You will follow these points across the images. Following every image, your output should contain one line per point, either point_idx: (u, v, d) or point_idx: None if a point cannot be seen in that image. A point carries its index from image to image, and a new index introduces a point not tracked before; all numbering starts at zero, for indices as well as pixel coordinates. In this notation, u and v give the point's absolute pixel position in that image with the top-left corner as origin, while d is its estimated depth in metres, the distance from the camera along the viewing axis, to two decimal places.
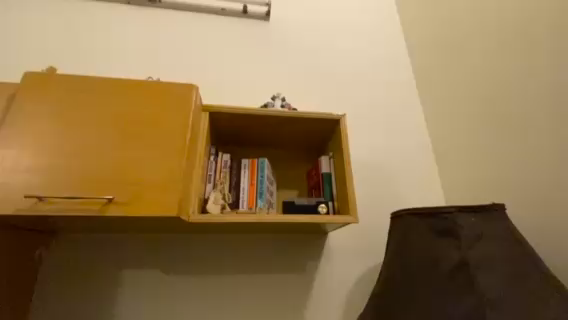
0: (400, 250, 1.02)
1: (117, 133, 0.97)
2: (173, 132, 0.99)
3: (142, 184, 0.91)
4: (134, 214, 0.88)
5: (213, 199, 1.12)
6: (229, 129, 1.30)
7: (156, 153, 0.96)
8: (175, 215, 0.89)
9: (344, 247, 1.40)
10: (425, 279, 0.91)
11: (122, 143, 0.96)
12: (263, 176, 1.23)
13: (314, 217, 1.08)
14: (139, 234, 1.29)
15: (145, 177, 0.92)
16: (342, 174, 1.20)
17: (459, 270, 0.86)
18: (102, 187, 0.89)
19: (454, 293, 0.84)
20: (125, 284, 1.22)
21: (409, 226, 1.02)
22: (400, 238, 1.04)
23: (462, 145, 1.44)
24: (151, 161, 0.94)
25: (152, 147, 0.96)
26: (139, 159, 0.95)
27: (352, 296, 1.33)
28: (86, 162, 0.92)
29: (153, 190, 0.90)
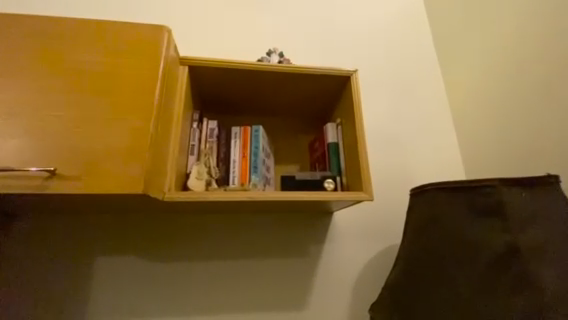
0: (423, 232, 0.84)
1: (64, 88, 0.75)
2: (139, 87, 0.77)
3: (98, 153, 0.70)
4: (89, 193, 0.68)
5: (196, 174, 0.93)
6: (216, 90, 1.07)
7: (117, 113, 0.74)
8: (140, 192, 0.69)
9: (352, 228, 1.23)
10: (459, 270, 0.74)
11: (71, 101, 0.74)
12: (257, 147, 1.02)
13: (320, 194, 0.88)
14: (116, 216, 1.11)
15: (102, 144, 0.71)
16: (352, 143, 0.99)
17: (505, 258, 0.69)
18: (44, 157, 0.68)
19: (502, 289, 0.67)
20: (98, 272, 1.05)
21: (437, 204, 0.84)
22: (424, 219, 0.86)
23: (490, 113, 1.23)
24: (111, 125, 0.73)
25: (111, 107, 0.75)
26: (93, 121, 0.73)
27: (360, 283, 1.17)
28: (22, 124, 0.71)
29: (111, 161, 0.70)
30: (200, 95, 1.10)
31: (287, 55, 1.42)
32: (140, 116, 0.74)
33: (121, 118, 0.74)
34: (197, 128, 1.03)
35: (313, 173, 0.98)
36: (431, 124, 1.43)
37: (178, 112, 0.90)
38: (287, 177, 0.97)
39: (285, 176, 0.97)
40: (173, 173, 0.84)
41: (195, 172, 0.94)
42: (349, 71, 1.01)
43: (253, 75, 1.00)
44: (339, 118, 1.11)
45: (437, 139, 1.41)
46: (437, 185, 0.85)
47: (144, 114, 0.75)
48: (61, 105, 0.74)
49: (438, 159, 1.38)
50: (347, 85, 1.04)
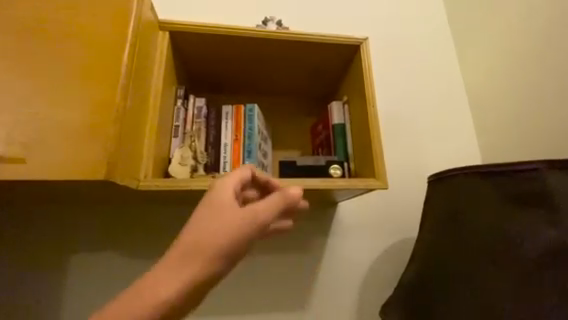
0: (450, 225, 0.72)
1: (12, 51, 0.61)
2: (103, 52, 0.63)
3: (51, 131, 0.56)
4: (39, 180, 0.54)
5: (179, 160, 0.81)
6: (204, 63, 0.93)
7: (75, 81, 0.60)
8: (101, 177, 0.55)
9: (358, 220, 1.11)
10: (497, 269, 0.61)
11: (20, 67, 0.60)
12: (252, 128, 0.88)
13: (325, 181, 0.75)
14: (92, 207, 0.98)
15: (56, 117, 0.58)
16: (362, 123, 0.86)
17: (553, 256, 0.57)
18: None
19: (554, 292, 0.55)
20: (74, 270, 0.94)
21: (464, 192, 0.71)
22: (449, 209, 0.73)
23: (514, 92, 1.10)
24: (68, 96, 0.59)
25: (69, 73, 0.61)
26: (47, 92, 0.59)
27: (368, 280, 1.06)
28: None
29: (67, 139, 0.56)
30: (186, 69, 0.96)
31: (287, 20, 1.26)
32: (104, 86, 0.60)
33: (80, 86, 0.60)
34: (182, 107, 0.88)
35: (316, 157, 0.84)
36: (445, 105, 1.29)
37: (156, 86, 0.76)
38: (286, 162, 0.83)
39: (284, 161, 0.84)
40: (150, 158, 0.70)
41: (177, 157, 0.81)
42: (358, 40, 0.88)
43: (248, 43, 0.86)
44: (346, 95, 0.98)
45: (452, 121, 1.28)
46: (462, 168, 0.73)
47: (109, 83, 0.61)
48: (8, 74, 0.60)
49: (453, 145, 1.24)
50: (356, 57, 0.92)
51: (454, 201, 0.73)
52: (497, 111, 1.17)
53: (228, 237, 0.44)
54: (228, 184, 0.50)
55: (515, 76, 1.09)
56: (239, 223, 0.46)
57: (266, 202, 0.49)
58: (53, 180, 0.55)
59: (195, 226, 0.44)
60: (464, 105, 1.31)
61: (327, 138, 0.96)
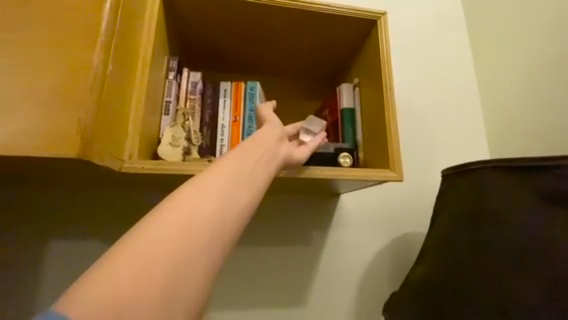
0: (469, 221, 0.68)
1: None
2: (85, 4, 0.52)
3: (2, 92, 0.45)
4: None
5: (171, 140, 0.71)
6: (199, 31, 0.82)
7: (49, 36, 0.49)
8: (77, 156, 0.45)
9: (361, 213, 1.04)
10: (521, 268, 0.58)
11: None
12: (253, 109, 0.80)
13: (334, 171, 0.68)
14: (70, 191, 0.88)
15: (22, 78, 0.46)
16: (376, 108, 0.78)
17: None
18: None
19: None
20: (46, 261, 0.83)
21: (486, 188, 0.67)
22: (471, 204, 0.69)
23: (532, 88, 1.04)
24: (30, 53, 0.48)
25: (41, 26, 0.49)
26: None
27: (371, 278, 0.99)
28: None
29: (38, 105, 0.46)
30: (180, 39, 0.85)
31: None
32: (77, 43, 0.49)
33: (59, 42, 0.49)
34: (174, 81, 0.78)
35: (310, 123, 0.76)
36: (456, 99, 1.23)
37: (145, 53, 0.65)
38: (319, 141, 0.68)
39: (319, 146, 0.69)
40: (136, 136, 0.61)
41: (168, 137, 0.71)
42: (374, 15, 0.78)
43: (252, 9, 0.75)
44: (357, 77, 0.89)
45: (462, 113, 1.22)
46: (487, 162, 0.68)
47: (89, 40, 0.50)
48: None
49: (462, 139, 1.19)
50: (372, 34, 0.82)
51: (476, 194, 0.68)
52: (508, 108, 1.13)
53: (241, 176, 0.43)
54: (268, 128, 0.56)
55: (534, 71, 1.04)
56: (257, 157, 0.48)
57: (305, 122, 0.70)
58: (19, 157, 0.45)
59: (210, 176, 0.41)
60: (475, 100, 1.25)
61: (335, 124, 0.87)
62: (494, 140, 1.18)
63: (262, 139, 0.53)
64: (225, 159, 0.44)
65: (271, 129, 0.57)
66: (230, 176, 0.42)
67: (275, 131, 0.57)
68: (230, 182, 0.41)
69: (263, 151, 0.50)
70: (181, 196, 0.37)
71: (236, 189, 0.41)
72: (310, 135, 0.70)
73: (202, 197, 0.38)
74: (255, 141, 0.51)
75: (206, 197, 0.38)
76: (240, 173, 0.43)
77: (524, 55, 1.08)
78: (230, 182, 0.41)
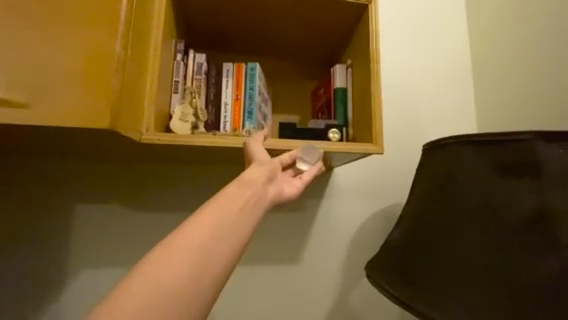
0: (439, 192, 0.75)
1: None
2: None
3: (44, 74, 0.55)
4: (38, 124, 0.54)
5: (180, 116, 0.80)
6: (202, 15, 0.88)
7: (76, 25, 0.58)
8: (106, 127, 0.55)
9: (352, 185, 1.15)
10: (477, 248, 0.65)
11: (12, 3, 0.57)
12: (253, 88, 0.88)
13: (323, 144, 0.78)
14: (94, 161, 1.00)
15: (58, 62, 0.56)
16: (364, 88, 0.86)
17: (531, 230, 0.60)
18: None
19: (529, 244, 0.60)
20: (76, 220, 0.98)
21: (457, 161, 0.72)
22: (442, 177, 0.75)
23: (520, 69, 1.09)
24: (63, 40, 0.57)
25: (70, 16, 0.58)
26: (32, 35, 0.56)
27: (359, 242, 1.12)
28: None
29: (72, 85, 0.56)
30: (185, 23, 0.91)
31: None
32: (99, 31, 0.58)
33: (85, 31, 0.58)
34: (181, 62, 0.86)
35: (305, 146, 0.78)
36: (450, 79, 1.29)
37: (156, 37, 0.73)
38: (314, 171, 0.74)
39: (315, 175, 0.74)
40: (152, 111, 0.70)
41: (178, 113, 0.81)
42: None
43: None
44: (350, 58, 0.96)
45: (454, 92, 1.28)
46: (460, 138, 0.73)
47: (109, 28, 0.58)
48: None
49: (452, 117, 1.26)
50: (364, 17, 0.87)
51: (447, 168, 0.74)
52: (497, 88, 1.18)
53: (222, 227, 0.52)
54: (254, 169, 0.62)
55: (523, 52, 1.09)
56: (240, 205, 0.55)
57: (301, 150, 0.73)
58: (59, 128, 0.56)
59: (196, 227, 0.50)
60: (468, 79, 1.30)
61: (328, 103, 0.96)
62: (483, 119, 1.24)
63: (250, 181, 0.60)
64: (211, 207, 0.53)
65: (257, 171, 0.62)
66: (212, 226, 0.51)
67: (261, 173, 0.63)
68: (212, 232, 0.50)
69: (247, 196, 0.57)
70: (172, 246, 0.48)
71: (217, 240, 0.50)
72: (307, 165, 0.73)
73: (188, 248, 0.48)
74: (239, 187, 0.58)
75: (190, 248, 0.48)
76: (221, 223, 0.52)
77: (515, 37, 1.12)
78: (212, 233, 0.50)
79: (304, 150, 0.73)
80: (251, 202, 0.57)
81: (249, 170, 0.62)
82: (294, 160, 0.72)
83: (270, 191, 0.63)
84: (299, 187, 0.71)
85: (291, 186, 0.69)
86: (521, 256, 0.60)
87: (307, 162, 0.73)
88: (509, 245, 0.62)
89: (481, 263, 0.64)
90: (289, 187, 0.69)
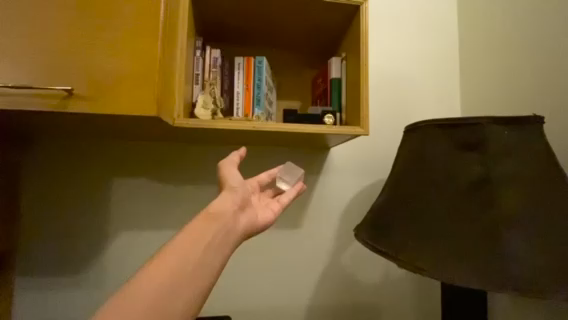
0: (412, 165, 0.89)
1: (70, 7, 0.75)
2: (146, 13, 0.77)
3: (109, 76, 0.75)
4: (107, 113, 0.75)
5: (202, 104, 0.97)
6: (217, 16, 1.02)
7: (128, 37, 0.76)
8: (154, 115, 0.76)
9: (346, 162, 1.32)
10: (439, 211, 0.80)
11: (80, 20, 0.75)
12: (261, 79, 1.03)
13: (319, 128, 0.96)
14: (126, 142, 1.18)
15: (117, 66, 0.75)
16: (355, 79, 1.00)
17: (476, 188, 0.78)
18: (61, 75, 0.73)
19: (475, 205, 0.77)
20: (114, 191, 1.17)
21: (427, 141, 0.88)
22: (415, 154, 0.90)
23: (498, 59, 1.22)
24: (119, 49, 0.76)
25: (122, 30, 0.76)
26: (96, 46, 0.75)
27: (351, 211, 1.31)
28: (39, 45, 0.73)
29: (128, 83, 0.75)
30: (202, 22, 1.05)
31: None
32: (146, 42, 0.77)
33: (134, 41, 0.76)
34: (200, 57, 1.01)
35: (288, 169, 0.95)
36: (437, 67, 1.42)
37: (183, 37, 0.88)
38: (293, 192, 0.87)
39: (294, 197, 0.86)
40: (182, 100, 0.88)
41: (200, 102, 0.97)
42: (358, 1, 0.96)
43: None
44: (344, 52, 1.09)
45: (440, 80, 1.41)
46: (430, 121, 0.88)
47: (152, 39, 0.77)
48: (69, 29, 0.75)
49: (438, 102, 1.40)
50: (356, 16, 1.00)
51: (419, 146, 0.89)
52: (479, 75, 1.32)
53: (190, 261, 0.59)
54: (224, 199, 0.69)
55: (500, 43, 1.21)
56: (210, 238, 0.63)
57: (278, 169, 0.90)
58: (119, 115, 0.75)
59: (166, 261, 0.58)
60: (454, 67, 1.43)
61: (325, 91, 1.11)
62: (466, 103, 1.39)
63: (221, 213, 0.67)
64: (182, 241, 0.61)
65: (228, 200, 0.69)
66: (181, 259, 0.59)
67: (232, 202, 0.70)
68: (180, 264, 0.58)
69: (214, 231, 0.64)
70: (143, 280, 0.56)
71: (184, 274, 0.58)
72: (285, 184, 0.89)
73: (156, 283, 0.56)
74: (207, 221, 0.65)
75: (158, 281, 0.56)
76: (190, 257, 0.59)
77: (495, 29, 1.24)
78: (180, 266, 0.58)
79: (281, 169, 0.91)
80: (222, 233, 0.65)
81: (219, 201, 0.69)
82: (273, 179, 0.89)
83: (241, 220, 0.71)
84: (276, 210, 0.81)
85: (266, 211, 0.79)
86: (471, 214, 0.77)
87: (285, 182, 0.89)
88: (464, 206, 0.78)
89: (444, 223, 0.79)
90: (265, 212, 0.79)
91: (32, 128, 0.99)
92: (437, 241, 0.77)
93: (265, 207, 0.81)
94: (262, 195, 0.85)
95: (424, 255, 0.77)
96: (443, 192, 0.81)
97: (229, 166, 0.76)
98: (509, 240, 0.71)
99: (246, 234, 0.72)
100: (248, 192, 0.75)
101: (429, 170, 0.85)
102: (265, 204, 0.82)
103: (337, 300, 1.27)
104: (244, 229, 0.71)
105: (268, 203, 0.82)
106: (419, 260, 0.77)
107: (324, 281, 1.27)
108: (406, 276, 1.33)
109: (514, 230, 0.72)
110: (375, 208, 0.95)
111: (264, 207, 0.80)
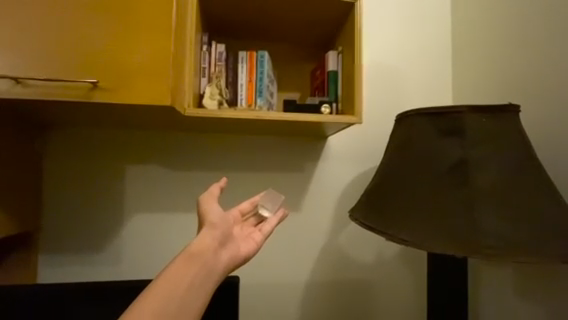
0: (400, 150, 0.99)
1: (91, 7, 0.83)
2: (159, 12, 0.85)
3: (127, 69, 0.83)
4: (127, 103, 0.84)
5: (209, 95, 1.06)
6: (221, 12, 1.09)
7: (144, 34, 0.85)
8: (169, 105, 0.85)
9: (342, 150, 1.41)
10: (422, 189, 0.90)
11: (101, 19, 0.83)
12: (262, 72, 1.11)
13: (316, 117, 1.05)
14: (138, 131, 1.28)
15: (135, 61, 0.84)
16: (350, 71, 1.08)
17: (456, 168, 0.88)
18: (86, 69, 0.82)
19: (454, 183, 0.87)
20: (127, 176, 1.27)
21: (413, 128, 0.97)
22: (402, 140, 0.99)
23: (487, 52, 1.29)
24: (136, 45, 0.84)
25: (138, 28, 0.85)
26: (116, 42, 0.83)
27: (346, 195, 1.40)
28: (65, 41, 0.82)
29: (145, 76, 0.84)
30: (207, 18, 1.13)
31: None
32: (160, 39, 0.85)
33: (149, 38, 0.85)
34: (206, 52, 1.09)
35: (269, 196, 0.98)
36: (430, 59, 1.49)
37: (191, 33, 0.96)
38: (275, 219, 0.90)
39: (276, 225, 0.89)
40: (191, 92, 0.97)
41: (207, 93, 1.06)
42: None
43: None
44: (340, 46, 1.17)
45: (433, 72, 1.49)
46: (417, 110, 0.97)
47: (165, 36, 0.85)
48: (91, 27, 0.83)
49: (430, 93, 1.48)
50: (351, 12, 1.07)
51: (406, 133, 0.99)
52: (470, 67, 1.39)
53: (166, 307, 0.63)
54: (204, 236, 0.73)
55: (489, 37, 1.28)
56: (187, 280, 0.66)
57: (261, 196, 0.95)
58: (137, 105, 0.84)
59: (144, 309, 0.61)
60: (447, 60, 1.50)
61: (323, 83, 1.19)
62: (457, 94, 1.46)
63: (200, 253, 0.70)
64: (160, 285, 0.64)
65: (208, 237, 0.73)
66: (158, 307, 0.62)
67: (212, 238, 0.74)
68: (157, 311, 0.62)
69: (194, 271, 0.68)
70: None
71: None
72: (268, 211, 0.92)
73: None
74: (187, 261, 0.68)
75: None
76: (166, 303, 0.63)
77: (485, 23, 1.30)
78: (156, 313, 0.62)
79: (262, 196, 0.95)
80: (200, 274, 0.68)
81: (199, 239, 0.72)
82: (256, 206, 0.92)
83: (222, 256, 0.75)
84: (258, 241, 0.85)
85: (248, 243, 0.83)
86: (450, 191, 0.86)
87: (267, 209, 0.92)
88: (444, 185, 0.88)
89: (427, 200, 0.88)
90: (247, 244, 0.83)
91: (54, 118, 1.08)
92: (420, 216, 0.87)
93: (248, 237, 0.85)
94: (245, 225, 0.89)
95: (408, 228, 0.87)
96: (426, 173, 0.91)
97: (210, 199, 0.80)
98: (481, 213, 0.82)
99: (230, 268, 0.76)
100: (229, 226, 0.79)
101: (415, 154, 0.95)
102: (247, 234, 0.86)
103: (333, 277, 1.38)
104: (227, 264, 0.75)
105: (250, 233, 0.86)
106: (403, 232, 0.87)
107: (321, 260, 1.38)
108: (398, 256, 1.43)
109: (486, 205, 0.82)
110: (368, 190, 1.04)
111: (246, 237, 0.84)
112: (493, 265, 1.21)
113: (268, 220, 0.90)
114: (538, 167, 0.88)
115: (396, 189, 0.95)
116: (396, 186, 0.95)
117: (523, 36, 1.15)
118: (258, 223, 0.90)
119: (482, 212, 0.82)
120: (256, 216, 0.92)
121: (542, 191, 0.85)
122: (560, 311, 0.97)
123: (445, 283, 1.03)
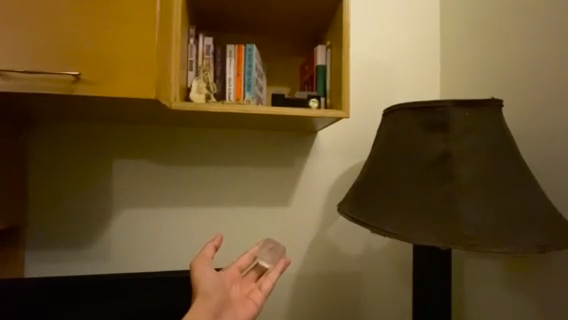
0: (385, 144, 1.00)
1: None
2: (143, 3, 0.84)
3: (111, 61, 0.82)
4: (111, 97, 0.82)
5: (196, 89, 1.05)
6: (207, 5, 1.08)
7: (127, 26, 0.83)
8: (153, 98, 0.84)
9: (331, 144, 1.42)
10: (406, 183, 0.92)
11: (83, 9, 0.82)
12: (251, 66, 1.11)
13: (304, 111, 1.05)
14: (126, 126, 1.27)
15: (118, 53, 0.82)
16: (338, 65, 1.08)
17: (439, 162, 0.89)
18: (68, 61, 0.80)
19: (437, 176, 0.89)
20: (115, 171, 1.26)
21: (399, 122, 0.99)
22: (389, 134, 1.01)
23: (474, 48, 1.31)
24: (120, 37, 0.83)
25: (122, 20, 0.83)
26: (98, 34, 0.82)
27: (335, 189, 1.42)
28: (46, 33, 0.80)
29: (128, 69, 0.83)
30: (194, 11, 1.12)
31: None
32: (145, 31, 0.84)
33: (133, 31, 0.83)
34: (193, 45, 1.09)
35: (268, 245, 0.98)
36: (419, 55, 1.50)
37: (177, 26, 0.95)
38: (276, 273, 0.88)
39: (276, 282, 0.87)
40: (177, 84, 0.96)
41: (194, 87, 1.05)
42: None
43: None
44: (329, 40, 1.17)
45: (422, 67, 1.50)
46: (402, 105, 0.99)
47: (149, 28, 0.84)
48: (72, 18, 0.81)
49: (418, 88, 1.50)
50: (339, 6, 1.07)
51: (393, 128, 1.00)
52: (457, 63, 1.41)
53: None
54: (197, 310, 0.74)
55: (475, 34, 1.31)
56: None
57: (259, 249, 0.95)
58: (121, 98, 0.83)
59: None
60: (435, 56, 1.52)
61: (312, 78, 1.19)
62: (444, 89, 1.48)
63: None
64: None
65: (202, 311, 0.74)
66: None
67: (206, 313, 0.74)
68: None
69: None
70: None
71: None
72: (268, 263, 0.91)
73: None
74: None
75: None
76: None
77: (472, 19, 1.32)
78: None
79: (260, 248, 0.96)
80: None
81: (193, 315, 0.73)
82: (255, 260, 0.92)
83: None
84: (258, 303, 0.84)
85: (247, 307, 0.82)
86: (434, 184, 0.88)
87: (267, 261, 0.92)
88: (427, 177, 0.90)
89: (411, 193, 0.90)
90: (245, 308, 0.82)
91: (39, 112, 1.06)
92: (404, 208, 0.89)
93: (246, 299, 0.84)
94: (244, 281, 0.88)
95: (392, 220, 0.89)
96: (411, 166, 0.93)
97: (202, 266, 0.79)
98: (462, 205, 0.84)
99: None
100: (223, 292, 0.80)
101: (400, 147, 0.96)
102: (246, 294, 0.85)
103: (322, 270, 1.40)
104: None
105: (249, 293, 0.85)
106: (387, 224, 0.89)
107: (310, 254, 1.39)
108: (386, 248, 1.45)
109: (466, 196, 0.84)
110: (355, 183, 1.05)
111: (245, 301, 0.83)
112: (477, 257, 1.25)
113: (269, 272, 0.88)
114: (519, 161, 0.90)
115: (382, 182, 0.96)
116: (382, 179, 0.97)
117: (508, 34, 1.17)
118: (258, 276, 0.89)
119: (463, 203, 0.84)
120: (256, 268, 0.91)
121: (524, 185, 0.87)
122: (538, 298, 1.02)
123: (429, 273, 1.06)
